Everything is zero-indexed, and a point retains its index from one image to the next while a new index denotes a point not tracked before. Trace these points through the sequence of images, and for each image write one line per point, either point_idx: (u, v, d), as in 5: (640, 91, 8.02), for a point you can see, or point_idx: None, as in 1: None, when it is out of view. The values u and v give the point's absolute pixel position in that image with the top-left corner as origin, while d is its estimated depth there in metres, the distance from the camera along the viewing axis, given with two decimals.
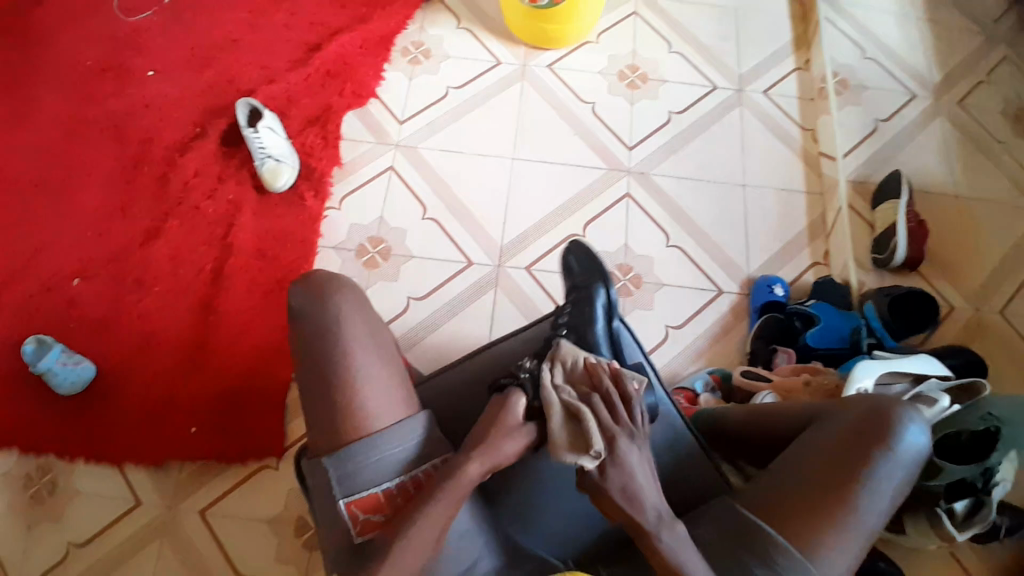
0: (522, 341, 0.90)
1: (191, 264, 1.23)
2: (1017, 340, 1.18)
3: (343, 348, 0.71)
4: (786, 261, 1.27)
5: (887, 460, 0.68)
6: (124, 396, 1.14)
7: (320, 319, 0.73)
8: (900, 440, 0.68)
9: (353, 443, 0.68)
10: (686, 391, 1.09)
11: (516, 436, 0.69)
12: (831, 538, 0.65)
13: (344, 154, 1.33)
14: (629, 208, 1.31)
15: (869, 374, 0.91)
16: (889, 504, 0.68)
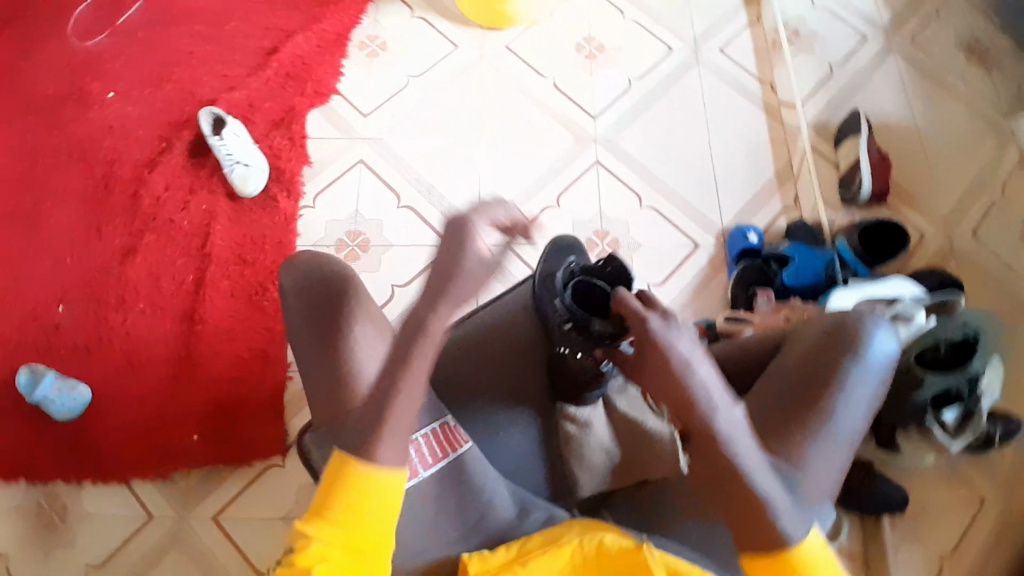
0: (507, 306, 0.87)
1: (174, 276, 1.23)
2: (987, 260, 1.22)
3: (339, 322, 0.73)
4: (758, 210, 1.30)
5: (859, 361, 0.70)
6: (123, 415, 1.14)
7: (311, 299, 0.75)
8: (870, 345, 0.71)
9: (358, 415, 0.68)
10: None
11: (476, 276, 0.56)
12: (811, 446, 0.68)
13: (311, 152, 1.33)
14: (600, 174, 1.33)
15: (844, 299, 0.95)
16: (865, 408, 0.71)
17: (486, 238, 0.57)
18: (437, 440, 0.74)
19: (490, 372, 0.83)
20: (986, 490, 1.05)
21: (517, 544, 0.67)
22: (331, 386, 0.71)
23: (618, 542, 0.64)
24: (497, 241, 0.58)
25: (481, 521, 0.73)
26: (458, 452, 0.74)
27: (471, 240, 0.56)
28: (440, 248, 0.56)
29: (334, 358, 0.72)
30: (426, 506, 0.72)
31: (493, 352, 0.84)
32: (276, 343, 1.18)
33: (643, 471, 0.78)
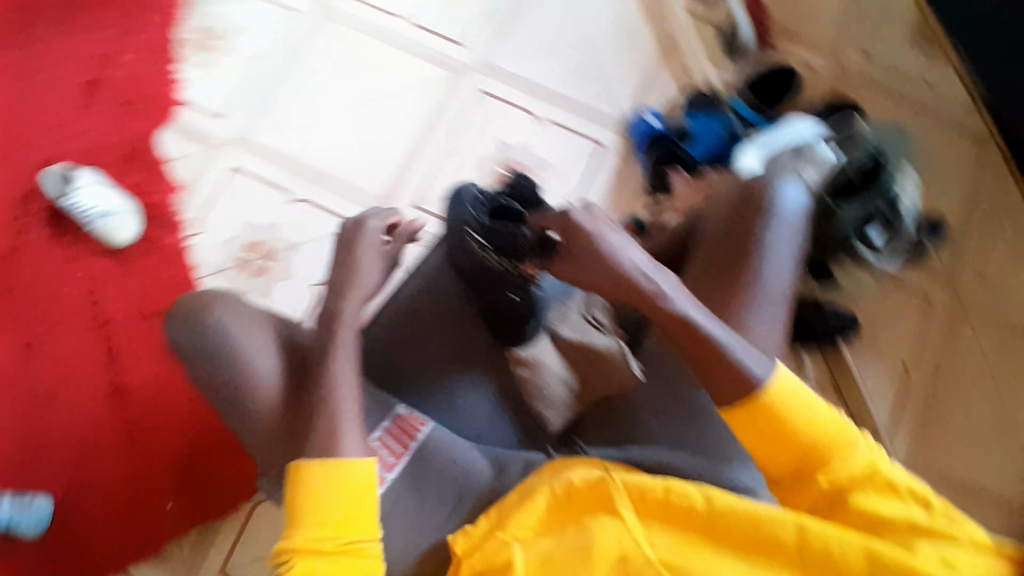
0: (429, 270, 0.82)
1: (85, 354, 1.13)
2: (880, 71, 1.22)
3: (247, 355, 0.69)
4: (652, 90, 1.25)
5: (778, 199, 0.73)
6: (86, 512, 1.07)
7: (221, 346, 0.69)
8: (781, 200, 0.73)
9: (303, 448, 0.64)
10: None
11: (371, 265, 0.76)
12: (751, 312, 0.69)
13: (179, 175, 1.22)
14: (485, 102, 1.26)
15: (753, 154, 0.93)
16: (791, 260, 0.72)
17: (372, 228, 0.77)
18: (395, 436, 0.72)
19: (431, 346, 0.78)
20: (930, 288, 1.08)
21: (496, 507, 0.65)
22: (274, 429, 0.69)
23: (585, 479, 0.62)
24: (379, 226, 0.77)
25: (461, 495, 0.71)
26: (417, 442, 0.72)
27: (357, 236, 0.77)
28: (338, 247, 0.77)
29: (273, 402, 0.69)
30: (400, 502, 0.69)
31: (420, 326, 0.79)
32: None
33: (603, 386, 0.76)
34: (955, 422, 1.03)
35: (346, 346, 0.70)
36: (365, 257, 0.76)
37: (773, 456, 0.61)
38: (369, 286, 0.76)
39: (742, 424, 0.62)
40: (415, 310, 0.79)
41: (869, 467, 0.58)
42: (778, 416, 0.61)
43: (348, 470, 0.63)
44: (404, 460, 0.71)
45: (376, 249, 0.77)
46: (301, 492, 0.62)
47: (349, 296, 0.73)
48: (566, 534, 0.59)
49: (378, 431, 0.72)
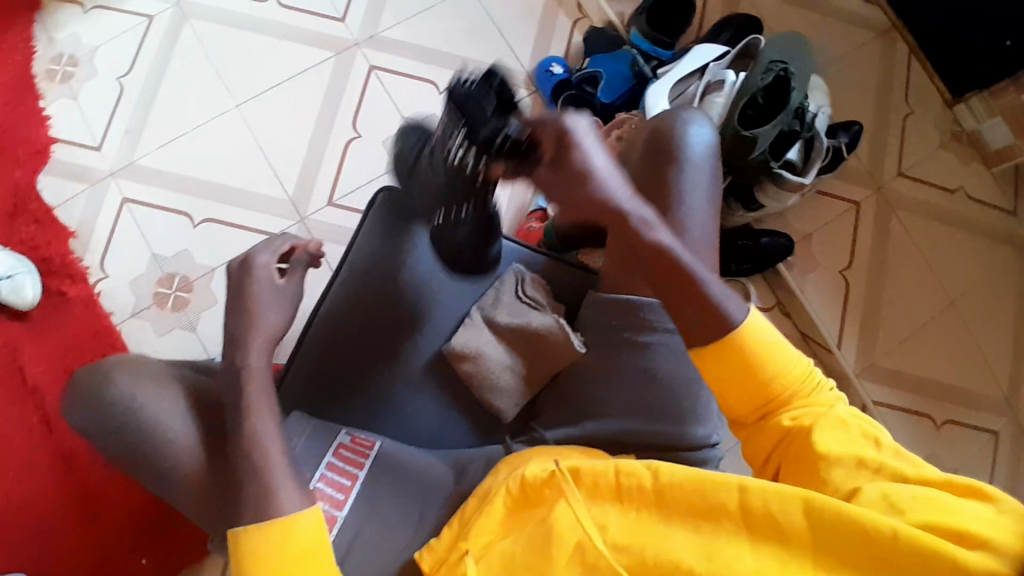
0: (354, 270, 0.76)
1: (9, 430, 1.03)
2: None
3: (169, 420, 0.68)
4: (551, 36, 1.19)
5: (686, 137, 0.70)
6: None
7: (134, 417, 0.67)
8: (688, 141, 0.70)
9: (238, 509, 0.62)
10: (536, 213, 1.08)
11: (275, 307, 0.74)
12: None
13: (67, 221, 1.12)
14: (381, 80, 1.19)
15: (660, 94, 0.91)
16: (708, 205, 0.70)
17: (264, 265, 0.76)
18: (342, 466, 0.70)
19: (369, 357, 0.75)
20: (857, 192, 1.10)
21: (458, 516, 0.65)
22: (214, 485, 0.66)
23: (538, 473, 0.62)
24: (269, 259, 0.76)
25: (422, 515, 0.69)
26: (364, 471, 0.70)
27: (251, 275, 0.75)
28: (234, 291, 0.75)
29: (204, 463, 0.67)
30: (358, 539, 0.66)
31: (344, 342, 0.75)
32: None
33: (551, 365, 0.74)
34: (888, 322, 1.07)
35: (259, 398, 0.68)
36: (264, 297, 0.74)
37: (733, 394, 0.62)
38: (274, 325, 0.74)
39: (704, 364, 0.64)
40: (343, 317, 0.75)
41: (821, 408, 0.60)
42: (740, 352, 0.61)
43: (295, 523, 0.61)
44: (355, 494, 0.69)
45: (277, 290, 0.76)
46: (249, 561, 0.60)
47: (257, 344, 0.71)
48: (524, 533, 0.59)
49: (323, 467, 0.69)
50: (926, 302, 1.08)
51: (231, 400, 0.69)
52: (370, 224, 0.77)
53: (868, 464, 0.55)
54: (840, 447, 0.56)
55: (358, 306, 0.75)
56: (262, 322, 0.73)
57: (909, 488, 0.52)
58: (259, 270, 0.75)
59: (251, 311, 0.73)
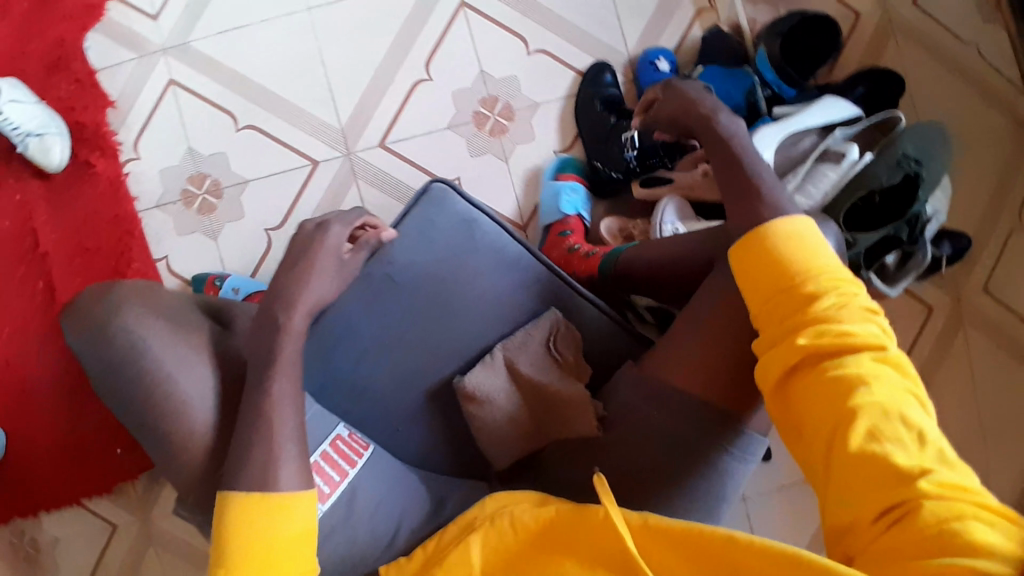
0: (393, 264, 0.73)
1: (9, 288, 1.02)
2: (935, 32, 1.03)
3: (157, 380, 0.59)
4: (664, 27, 1.06)
5: None
6: (15, 450, 1.02)
7: (129, 365, 0.60)
8: None
9: (226, 480, 0.55)
10: (575, 217, 1.00)
11: (328, 276, 0.65)
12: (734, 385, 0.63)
13: (109, 88, 1.06)
14: (469, 21, 1.07)
15: (774, 141, 0.82)
16: None
17: (330, 234, 0.67)
18: (337, 455, 0.65)
19: (384, 359, 0.72)
20: (932, 296, 1.02)
21: (434, 539, 0.61)
22: (189, 462, 0.59)
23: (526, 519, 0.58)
24: (345, 230, 0.68)
25: (398, 530, 0.64)
26: (355, 468, 0.65)
27: (316, 239, 0.66)
28: (293, 247, 0.67)
29: (198, 426, 0.60)
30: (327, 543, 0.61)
31: (363, 337, 0.72)
32: None
33: (562, 429, 0.69)
34: None
35: (288, 362, 0.60)
36: (326, 266, 0.65)
37: (761, 299, 0.57)
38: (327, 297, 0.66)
39: (742, 260, 0.59)
40: (369, 310, 0.72)
41: (861, 349, 0.51)
42: (782, 255, 0.57)
43: (281, 505, 0.53)
44: (340, 492, 0.63)
45: (339, 262, 0.67)
46: (222, 528, 0.53)
47: (300, 310, 0.62)
48: None
49: (318, 452, 0.64)
50: (966, 430, 1.00)
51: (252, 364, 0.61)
52: (415, 217, 0.74)
53: (894, 437, 0.46)
54: (866, 402, 0.48)
55: (391, 302, 0.72)
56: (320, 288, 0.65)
57: (924, 484, 0.44)
58: (333, 236, 0.67)
59: (302, 275, 0.64)
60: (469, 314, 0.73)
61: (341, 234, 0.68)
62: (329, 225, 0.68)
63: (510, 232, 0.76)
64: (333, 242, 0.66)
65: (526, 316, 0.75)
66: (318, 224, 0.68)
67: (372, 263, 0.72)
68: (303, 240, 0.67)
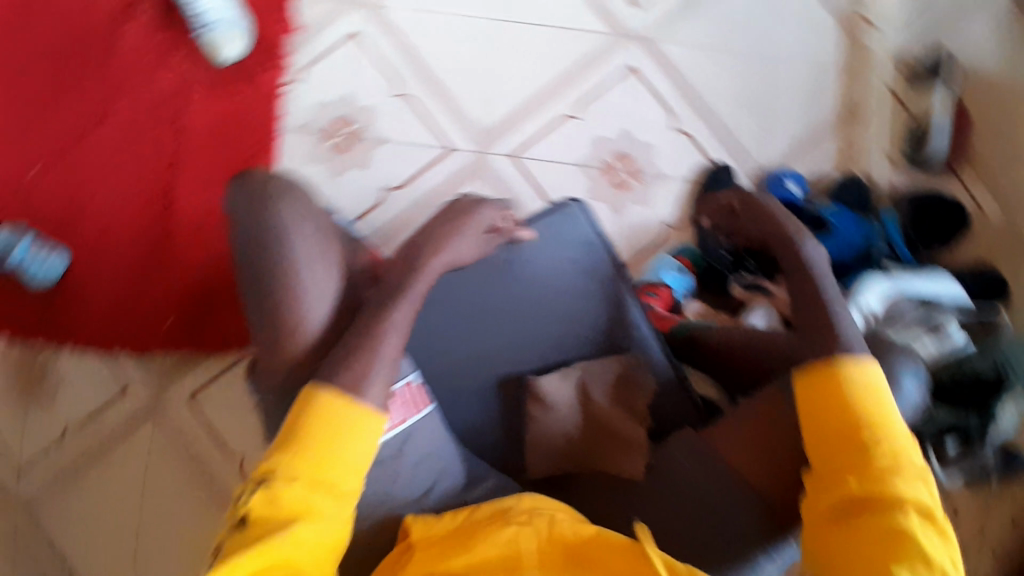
0: (510, 257, 0.81)
1: (148, 150, 1.16)
2: None
3: None
4: (807, 152, 1.09)
5: (900, 385, 0.66)
6: (89, 290, 1.16)
7: (282, 249, 0.73)
8: (901, 387, 0.66)
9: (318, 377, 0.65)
10: (665, 291, 1.01)
11: (467, 246, 0.76)
12: (787, 479, 0.64)
13: (301, 14, 1.17)
14: (632, 85, 1.13)
15: (878, 290, 0.88)
16: None
17: (482, 215, 0.78)
18: (406, 399, 0.71)
19: (467, 331, 0.79)
20: (961, 500, 1.03)
21: (469, 510, 0.67)
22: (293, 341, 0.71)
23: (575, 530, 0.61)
24: (494, 216, 0.78)
25: (431, 488, 0.71)
26: (417, 417, 0.71)
27: (471, 213, 0.77)
28: (449, 212, 0.77)
29: (315, 317, 0.74)
30: (372, 473, 0.69)
31: (460, 304, 0.79)
32: None
33: (609, 459, 0.72)
34: None
35: (408, 305, 0.71)
36: (469, 238, 0.77)
37: (821, 435, 0.59)
38: (462, 259, 0.77)
39: (807, 392, 0.62)
40: (475, 285, 0.80)
41: (915, 506, 0.53)
42: (849, 397, 0.59)
43: (353, 416, 0.64)
44: (396, 430, 0.70)
45: (479, 241, 0.78)
46: (304, 415, 0.64)
47: (439, 260, 0.74)
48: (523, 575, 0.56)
49: (395, 388, 0.70)
50: None
51: (372, 304, 0.72)
52: (546, 224, 0.83)
53: None
54: (915, 558, 0.50)
55: (495, 286, 0.80)
56: (453, 251, 0.75)
57: None
58: (485, 215, 0.78)
59: (451, 237, 0.75)
60: (558, 323, 0.80)
61: (491, 216, 0.78)
62: (486, 204, 0.78)
63: (618, 267, 0.83)
64: (481, 221, 0.78)
65: (607, 348, 0.80)
66: (478, 202, 0.78)
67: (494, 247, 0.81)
68: (463, 209, 0.77)
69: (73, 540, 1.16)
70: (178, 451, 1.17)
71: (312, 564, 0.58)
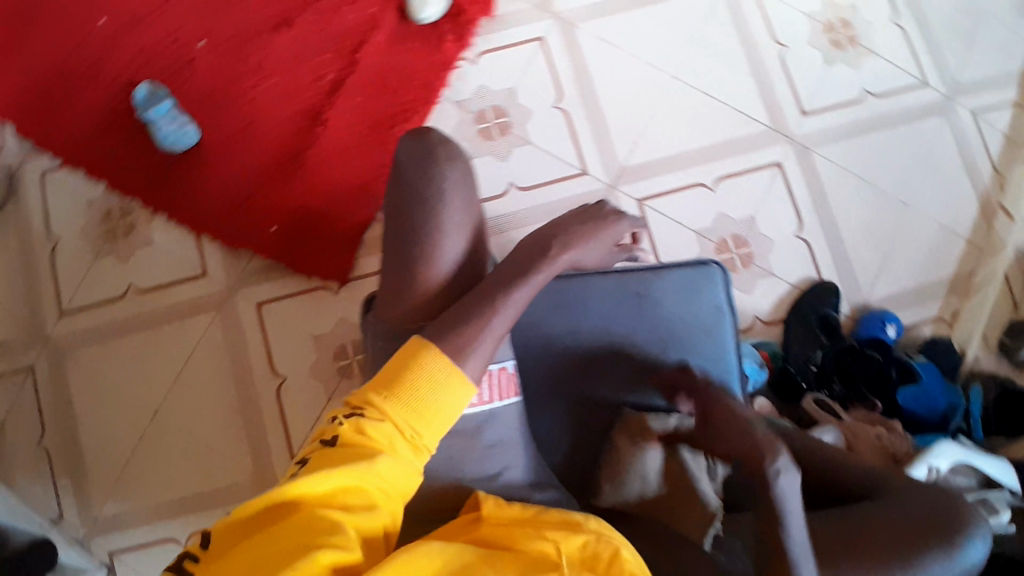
0: (640, 291, 0.82)
1: (314, 68, 1.20)
2: None
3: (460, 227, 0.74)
4: (909, 302, 1.13)
5: (965, 545, 0.66)
6: (207, 170, 1.19)
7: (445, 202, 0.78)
8: (968, 548, 0.66)
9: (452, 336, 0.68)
10: None
11: (595, 247, 0.79)
12: None
13: (498, 6, 1.25)
14: (775, 179, 1.17)
15: (951, 455, 0.89)
16: None
17: (616, 225, 0.81)
18: (494, 383, 0.73)
19: (579, 345, 0.81)
20: None
21: (536, 510, 0.68)
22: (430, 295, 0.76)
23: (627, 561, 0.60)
24: (625, 229, 0.82)
25: (500, 473, 0.74)
26: (501, 402, 0.74)
27: (607, 220, 0.81)
28: (588, 213, 0.81)
29: (450, 279, 0.79)
30: (451, 437, 0.73)
31: (582, 319, 0.81)
32: (378, 183, 1.19)
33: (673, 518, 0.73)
34: None
35: (526, 291, 0.73)
36: (598, 241, 0.80)
37: None
38: (585, 261, 0.80)
39: None
40: (601, 304, 0.81)
41: None
42: None
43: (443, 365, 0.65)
44: (480, 407, 0.73)
45: (605, 248, 0.81)
46: (406, 361, 0.65)
47: (568, 251, 0.77)
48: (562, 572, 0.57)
49: (491, 369, 0.73)
50: None
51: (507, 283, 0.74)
52: (689, 274, 0.82)
53: None
54: None
55: (617, 312, 0.81)
56: (583, 254, 0.78)
57: None
58: (617, 226, 0.82)
59: (585, 234, 0.79)
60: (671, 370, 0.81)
61: (620, 228, 0.82)
62: (621, 216, 0.82)
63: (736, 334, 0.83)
64: (613, 229, 0.81)
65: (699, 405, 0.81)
66: (614, 212, 0.82)
67: (632, 277, 0.82)
68: (600, 214, 0.81)
69: (102, 394, 1.19)
70: (227, 350, 1.19)
71: (385, 496, 0.58)
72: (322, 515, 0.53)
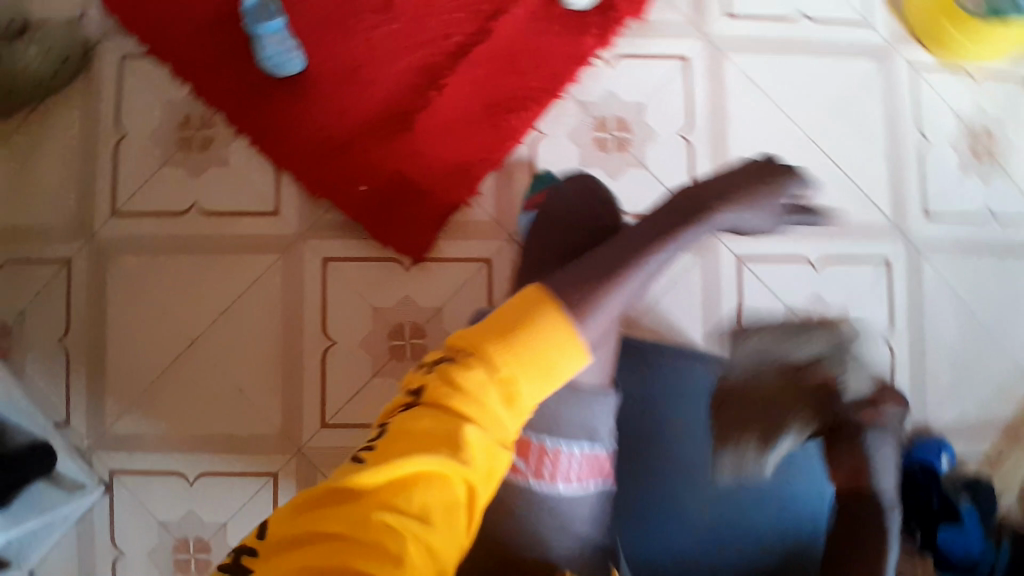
0: None
1: (442, 24, 1.14)
2: None
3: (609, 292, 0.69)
4: (963, 431, 1.14)
5: None
6: (306, 102, 1.12)
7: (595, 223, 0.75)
8: None
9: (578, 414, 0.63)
10: None
11: (757, 211, 0.76)
12: None
13: (652, 9, 1.16)
14: (878, 275, 1.14)
15: None
16: None
17: (782, 194, 0.77)
18: (586, 463, 0.71)
19: None
20: None
21: None
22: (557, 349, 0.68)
23: None
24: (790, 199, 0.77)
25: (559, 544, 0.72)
26: (588, 484, 0.72)
27: (775, 185, 0.77)
28: (757, 170, 0.77)
29: None
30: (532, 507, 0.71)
31: None
32: (479, 166, 1.12)
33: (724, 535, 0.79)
34: None
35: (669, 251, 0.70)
36: (761, 204, 0.76)
37: None
38: (744, 223, 0.77)
39: None
40: None
41: None
42: None
43: (548, 307, 0.56)
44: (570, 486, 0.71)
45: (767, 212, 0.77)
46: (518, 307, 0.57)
47: (725, 212, 0.74)
48: None
49: (593, 451, 0.71)
50: None
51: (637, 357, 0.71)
52: None
53: None
54: None
55: None
56: (741, 215, 0.76)
57: None
58: (784, 194, 0.77)
59: (749, 197, 0.75)
60: None
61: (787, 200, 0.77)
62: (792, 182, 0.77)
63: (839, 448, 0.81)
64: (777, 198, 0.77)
65: None
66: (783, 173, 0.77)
67: None
68: (767, 177, 0.77)
69: (141, 308, 1.13)
70: (281, 300, 1.12)
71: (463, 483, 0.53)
72: (377, 518, 0.50)
